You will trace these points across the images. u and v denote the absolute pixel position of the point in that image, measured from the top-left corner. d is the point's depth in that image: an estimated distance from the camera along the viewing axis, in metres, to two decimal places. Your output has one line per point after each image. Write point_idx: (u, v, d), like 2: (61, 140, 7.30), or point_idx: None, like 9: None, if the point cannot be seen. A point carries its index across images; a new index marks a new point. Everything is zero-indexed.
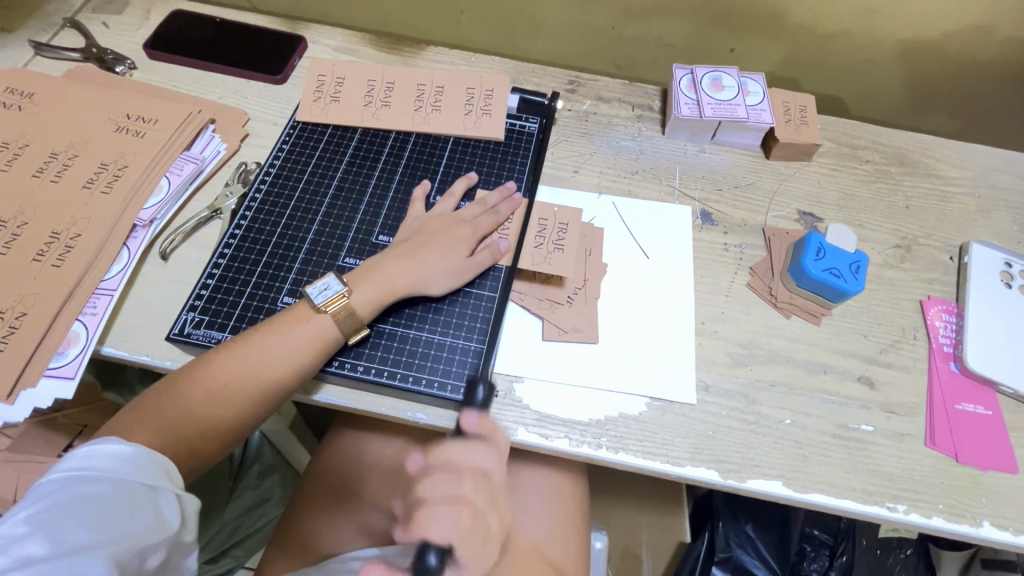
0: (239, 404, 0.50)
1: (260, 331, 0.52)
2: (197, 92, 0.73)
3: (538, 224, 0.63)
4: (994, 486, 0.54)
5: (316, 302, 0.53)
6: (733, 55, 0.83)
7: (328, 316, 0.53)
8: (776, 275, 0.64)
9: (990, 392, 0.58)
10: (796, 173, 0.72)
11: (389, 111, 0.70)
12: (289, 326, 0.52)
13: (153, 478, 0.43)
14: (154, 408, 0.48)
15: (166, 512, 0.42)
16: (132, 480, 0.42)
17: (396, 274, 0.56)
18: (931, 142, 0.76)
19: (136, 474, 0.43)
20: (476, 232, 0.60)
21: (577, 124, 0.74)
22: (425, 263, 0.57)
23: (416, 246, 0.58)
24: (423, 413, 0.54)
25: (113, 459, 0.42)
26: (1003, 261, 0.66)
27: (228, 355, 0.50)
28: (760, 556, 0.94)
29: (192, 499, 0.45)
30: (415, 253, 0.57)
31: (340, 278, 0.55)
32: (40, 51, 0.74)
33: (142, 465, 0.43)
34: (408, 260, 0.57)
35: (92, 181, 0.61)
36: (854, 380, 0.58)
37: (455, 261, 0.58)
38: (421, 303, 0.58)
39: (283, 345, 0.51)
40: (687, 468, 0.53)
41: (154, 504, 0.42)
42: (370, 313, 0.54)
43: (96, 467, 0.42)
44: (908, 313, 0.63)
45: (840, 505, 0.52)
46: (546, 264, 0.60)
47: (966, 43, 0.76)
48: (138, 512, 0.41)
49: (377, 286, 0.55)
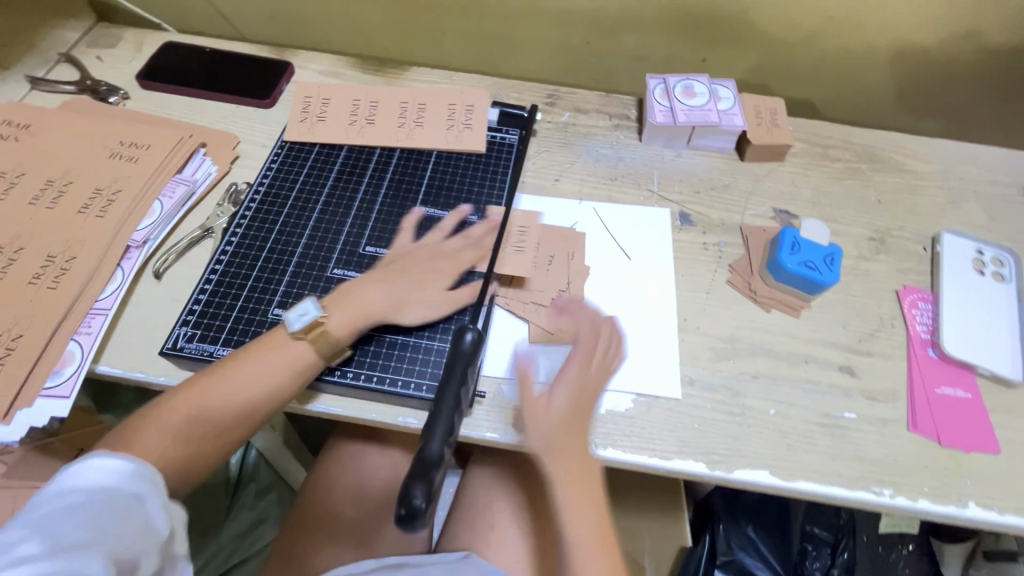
0: (220, 433, 0.51)
1: (239, 360, 0.53)
2: (188, 118, 0.75)
3: (517, 232, 0.65)
4: (978, 467, 0.55)
5: (294, 328, 0.54)
6: (705, 64, 0.86)
7: (306, 343, 0.54)
8: (754, 271, 0.65)
9: (969, 375, 0.60)
10: (770, 173, 0.74)
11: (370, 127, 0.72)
12: (268, 352, 0.53)
13: (141, 488, 0.44)
14: (130, 441, 0.48)
15: (156, 520, 0.43)
16: (121, 490, 0.43)
17: (371, 300, 0.57)
18: (900, 139, 0.79)
19: (125, 485, 0.43)
20: (458, 266, 0.61)
21: (557, 135, 0.77)
22: (401, 289, 0.58)
23: (392, 271, 0.59)
24: (413, 417, 0.55)
25: (102, 472, 0.43)
26: (975, 249, 0.68)
27: (202, 384, 0.51)
28: (763, 559, 0.94)
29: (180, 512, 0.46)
30: (391, 277, 0.58)
31: (317, 301, 0.56)
32: (36, 85, 0.77)
33: (130, 478, 0.44)
34: (384, 284, 0.58)
35: (87, 206, 0.63)
36: (835, 369, 0.60)
37: (433, 292, 0.59)
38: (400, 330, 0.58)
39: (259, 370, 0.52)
40: (674, 462, 0.54)
41: (143, 511, 0.43)
42: (350, 338, 0.55)
43: (86, 480, 0.43)
44: (885, 303, 0.64)
45: (826, 492, 0.53)
46: (525, 273, 0.62)
47: (925, 42, 0.79)
48: (129, 517, 0.42)
49: (352, 310, 0.56)
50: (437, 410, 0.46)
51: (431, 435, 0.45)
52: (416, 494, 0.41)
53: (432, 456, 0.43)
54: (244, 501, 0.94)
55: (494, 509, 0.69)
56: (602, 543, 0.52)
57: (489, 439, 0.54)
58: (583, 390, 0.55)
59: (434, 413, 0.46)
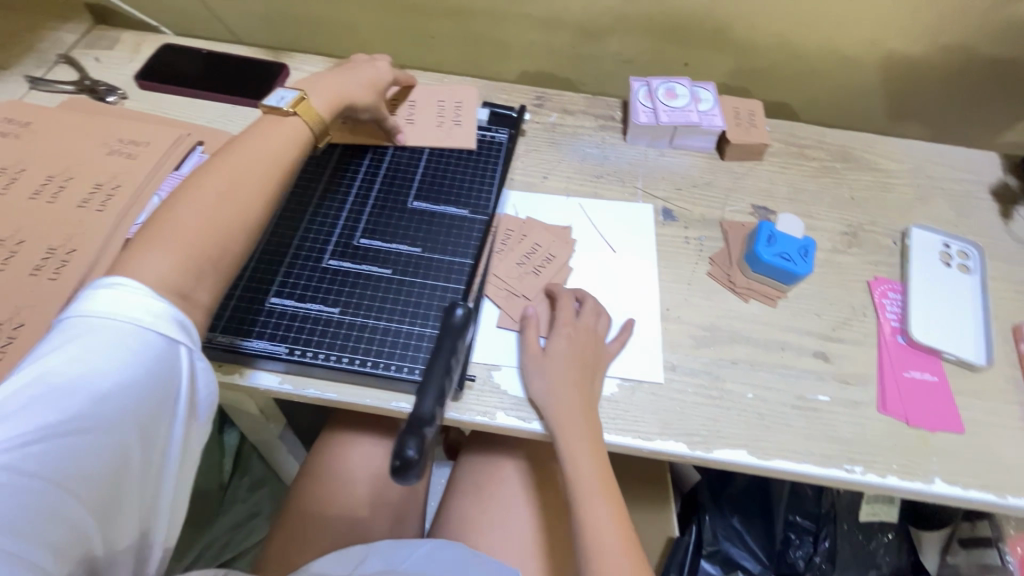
0: None
1: None
2: (186, 117, 0.77)
3: (530, 246, 0.67)
4: (943, 446, 0.58)
5: None
6: (687, 69, 0.89)
7: (298, 116, 0.57)
8: (733, 263, 0.68)
9: (935, 360, 0.63)
10: (749, 171, 0.78)
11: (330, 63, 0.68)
12: None
13: (173, 338, 0.42)
14: None
15: (182, 384, 0.42)
16: (147, 358, 0.40)
17: None
18: (871, 140, 0.82)
19: (149, 351, 0.40)
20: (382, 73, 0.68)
21: (544, 135, 0.80)
22: (352, 83, 0.64)
23: (341, 73, 0.65)
24: (406, 401, 0.57)
25: (139, 310, 0.41)
26: (942, 243, 0.71)
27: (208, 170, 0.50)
28: (748, 548, 0.98)
29: (209, 382, 0.44)
30: (344, 76, 0.64)
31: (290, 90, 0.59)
32: (35, 85, 0.78)
33: (153, 341, 0.41)
34: (345, 80, 0.64)
35: (87, 200, 0.64)
36: (810, 355, 0.62)
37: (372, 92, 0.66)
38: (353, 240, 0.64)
39: (263, 146, 0.53)
40: (657, 442, 0.56)
41: (171, 371, 0.41)
42: (328, 112, 0.60)
43: (112, 333, 0.39)
44: (857, 293, 0.68)
45: (801, 470, 0.55)
46: (518, 279, 0.65)
47: (892, 49, 0.83)
48: (156, 375, 0.40)
49: None
50: (427, 372, 0.48)
51: (425, 394, 0.46)
52: (409, 446, 0.42)
53: (424, 415, 0.45)
54: (237, 494, 0.95)
55: (485, 495, 0.71)
56: (617, 517, 0.53)
57: (478, 422, 0.56)
58: (584, 366, 0.57)
59: (426, 378, 0.47)
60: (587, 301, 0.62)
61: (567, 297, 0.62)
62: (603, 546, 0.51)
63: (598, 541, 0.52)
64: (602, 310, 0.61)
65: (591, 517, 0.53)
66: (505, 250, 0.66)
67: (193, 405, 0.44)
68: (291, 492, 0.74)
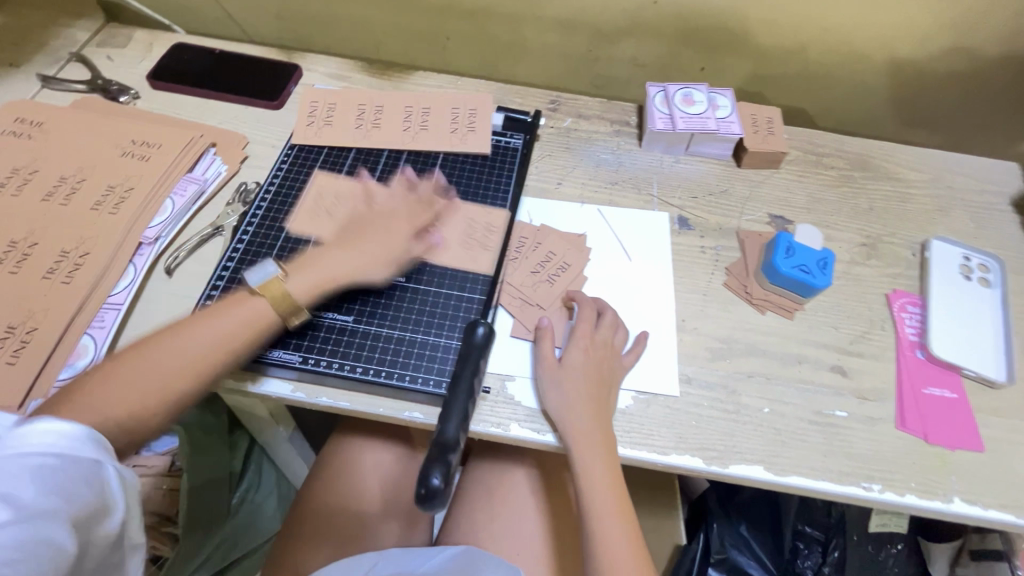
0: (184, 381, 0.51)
1: (203, 315, 0.53)
2: (198, 119, 0.77)
3: (546, 255, 0.67)
4: (963, 464, 0.57)
5: (252, 284, 0.56)
6: (704, 73, 0.88)
7: (265, 299, 0.55)
8: (750, 274, 0.67)
9: (955, 376, 0.62)
10: (766, 180, 0.77)
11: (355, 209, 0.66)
12: (227, 308, 0.54)
13: (96, 451, 0.44)
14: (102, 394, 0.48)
15: (111, 486, 0.43)
16: (79, 454, 0.42)
17: (338, 264, 0.59)
18: (891, 149, 0.81)
19: (82, 450, 0.43)
20: (412, 221, 0.64)
21: (559, 140, 0.79)
22: (362, 250, 0.60)
23: (355, 237, 0.61)
24: (419, 412, 0.57)
25: (57, 433, 0.42)
26: (962, 255, 0.70)
27: (177, 333, 0.52)
28: (755, 555, 0.96)
29: (129, 480, 0.46)
30: (354, 244, 0.60)
31: (277, 264, 0.57)
32: (47, 84, 0.78)
33: (85, 441, 0.43)
34: (348, 251, 0.60)
35: (100, 203, 0.64)
36: (827, 369, 0.62)
37: (393, 247, 0.61)
38: (372, 296, 0.61)
39: (226, 320, 0.53)
40: (672, 457, 0.56)
41: (101, 475, 0.43)
42: (308, 300, 0.57)
43: (37, 443, 0.41)
44: (875, 305, 0.67)
45: (818, 487, 0.55)
46: (533, 289, 0.64)
47: (913, 57, 0.82)
48: (83, 482, 0.41)
49: (317, 275, 0.57)
50: (451, 395, 0.51)
51: (449, 418, 0.50)
52: (434, 475, 0.45)
53: (449, 440, 0.48)
54: (247, 496, 0.94)
55: (495, 503, 0.70)
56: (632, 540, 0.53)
57: (492, 434, 0.56)
58: (602, 378, 0.57)
59: (450, 400, 0.51)
60: (607, 312, 0.61)
61: (588, 307, 0.61)
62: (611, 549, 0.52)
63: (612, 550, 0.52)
64: (620, 324, 0.61)
65: (607, 537, 0.53)
66: (516, 257, 0.66)
67: (122, 504, 0.44)
68: (300, 496, 0.73)
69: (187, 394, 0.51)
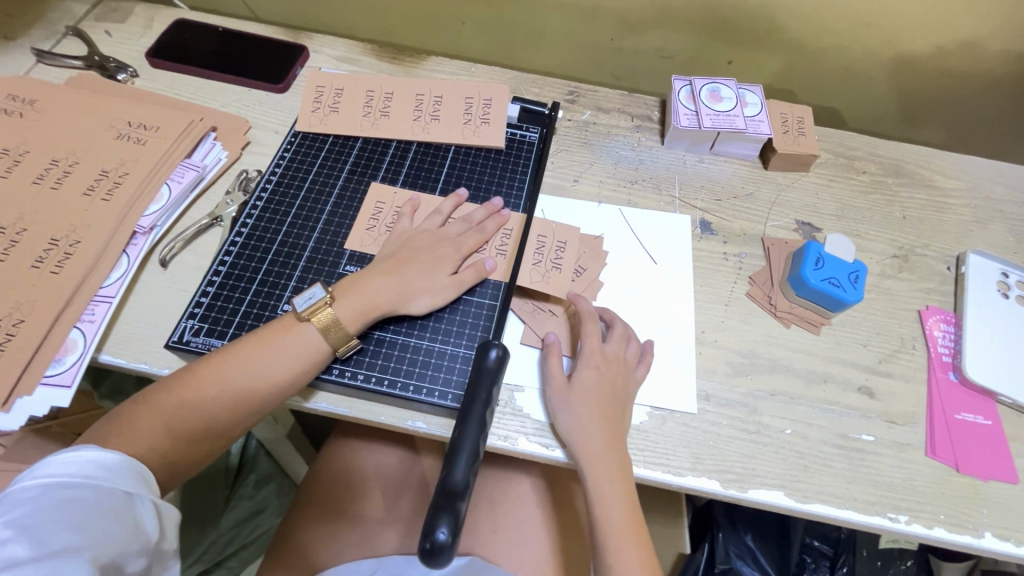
0: (218, 413, 0.50)
1: (247, 342, 0.52)
2: (199, 100, 0.73)
3: (554, 245, 0.63)
4: (995, 496, 0.54)
5: (300, 310, 0.53)
6: (731, 67, 0.83)
7: (312, 326, 0.53)
8: (775, 284, 0.64)
9: (989, 402, 0.59)
10: (794, 183, 0.73)
11: (403, 227, 0.62)
12: (277, 337, 0.52)
13: (133, 486, 0.43)
14: (134, 422, 0.47)
15: (145, 522, 0.42)
16: (112, 487, 0.42)
17: (381, 289, 0.55)
18: (927, 154, 0.77)
19: (116, 481, 0.42)
20: (460, 250, 0.60)
21: (577, 134, 0.75)
22: (409, 278, 0.56)
23: (402, 261, 0.58)
24: (423, 422, 0.54)
25: (93, 465, 0.42)
26: (1000, 271, 0.66)
27: (233, 358, 0.51)
28: (760, 567, 0.93)
29: (163, 518, 0.44)
30: (400, 269, 0.57)
31: (326, 287, 0.55)
32: (42, 58, 0.74)
33: (120, 473, 0.43)
34: (393, 274, 0.56)
35: (93, 188, 0.61)
36: (854, 390, 0.58)
37: (439, 279, 0.57)
38: (407, 320, 0.57)
39: (281, 354, 0.51)
40: (688, 478, 0.53)
41: (134, 512, 0.42)
42: (358, 325, 0.54)
43: (75, 473, 0.41)
44: (906, 322, 0.63)
45: (840, 515, 0.52)
46: (543, 282, 0.60)
47: (956, 58, 0.77)
48: (119, 517, 0.41)
49: (363, 300, 0.54)
50: (461, 430, 0.46)
51: (457, 458, 0.45)
52: (440, 528, 0.41)
53: (456, 486, 0.43)
54: (243, 492, 0.93)
55: (498, 514, 0.67)
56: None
57: (499, 447, 0.53)
58: (615, 398, 0.53)
59: (458, 437, 0.46)
60: (616, 325, 0.58)
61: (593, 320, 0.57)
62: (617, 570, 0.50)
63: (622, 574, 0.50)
64: (631, 335, 0.58)
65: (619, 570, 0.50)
66: (521, 245, 0.61)
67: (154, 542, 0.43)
68: (297, 497, 0.71)
69: (224, 424, 0.50)
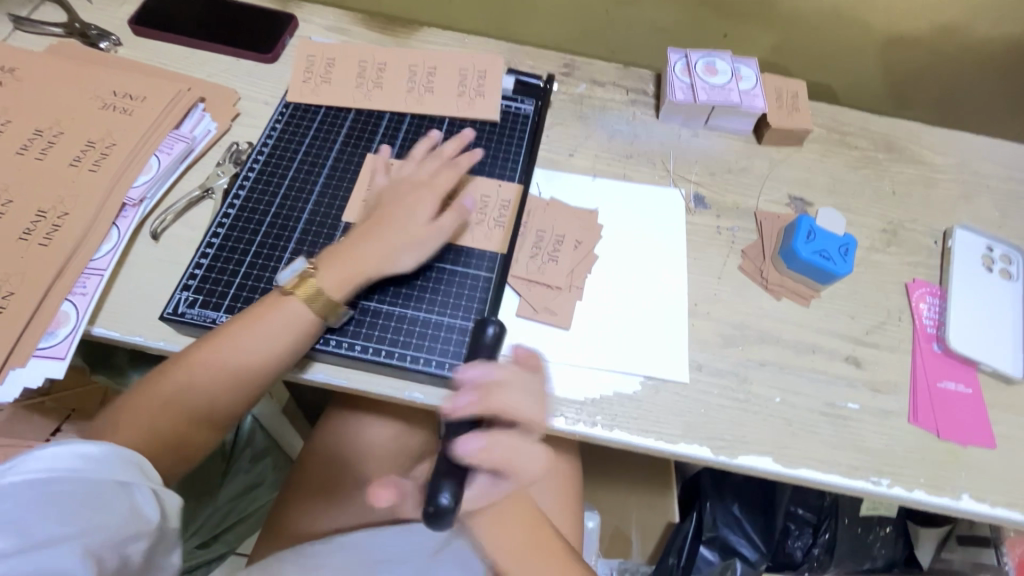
0: (213, 396, 0.52)
1: (231, 323, 0.52)
2: (185, 70, 0.71)
3: (543, 234, 0.63)
4: (973, 460, 0.56)
5: (282, 286, 0.54)
6: (727, 41, 0.83)
7: (297, 298, 0.53)
8: (767, 258, 0.65)
9: (970, 370, 0.61)
10: (787, 158, 0.73)
11: (403, 198, 0.62)
12: (260, 316, 0.52)
13: (128, 475, 0.43)
14: (134, 409, 0.50)
15: (144, 508, 0.43)
16: (105, 478, 0.41)
17: (367, 258, 0.56)
18: (918, 129, 0.77)
19: (108, 471, 0.42)
20: (463, 219, 0.60)
21: (572, 108, 0.74)
22: (387, 236, 0.57)
23: (404, 230, 0.58)
24: (420, 392, 0.54)
25: (82, 458, 0.41)
26: (985, 246, 0.68)
27: (219, 335, 0.51)
28: (746, 534, 0.96)
29: (158, 503, 0.44)
30: (405, 240, 0.57)
31: (306, 261, 0.56)
32: (20, 25, 0.71)
33: (110, 462, 0.42)
34: (396, 245, 0.57)
35: (80, 159, 0.60)
36: (841, 360, 0.60)
37: (417, 231, 0.58)
38: (390, 287, 0.57)
39: (265, 333, 0.51)
40: (679, 445, 0.54)
41: (131, 501, 0.42)
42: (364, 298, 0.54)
43: (64, 467, 0.40)
44: (893, 295, 0.64)
45: (826, 480, 0.54)
46: (540, 274, 0.60)
47: (948, 32, 0.77)
48: (115, 507, 0.40)
49: (345, 269, 0.55)
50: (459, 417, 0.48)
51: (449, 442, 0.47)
52: (442, 494, 0.44)
53: (459, 459, 0.46)
54: (239, 466, 0.96)
55: None
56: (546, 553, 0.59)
57: None
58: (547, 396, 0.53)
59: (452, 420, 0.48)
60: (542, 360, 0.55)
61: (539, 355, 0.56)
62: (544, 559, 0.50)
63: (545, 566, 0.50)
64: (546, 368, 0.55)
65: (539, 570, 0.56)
66: (517, 217, 0.62)
67: (152, 528, 0.43)
68: (296, 470, 0.72)
69: (221, 405, 0.52)
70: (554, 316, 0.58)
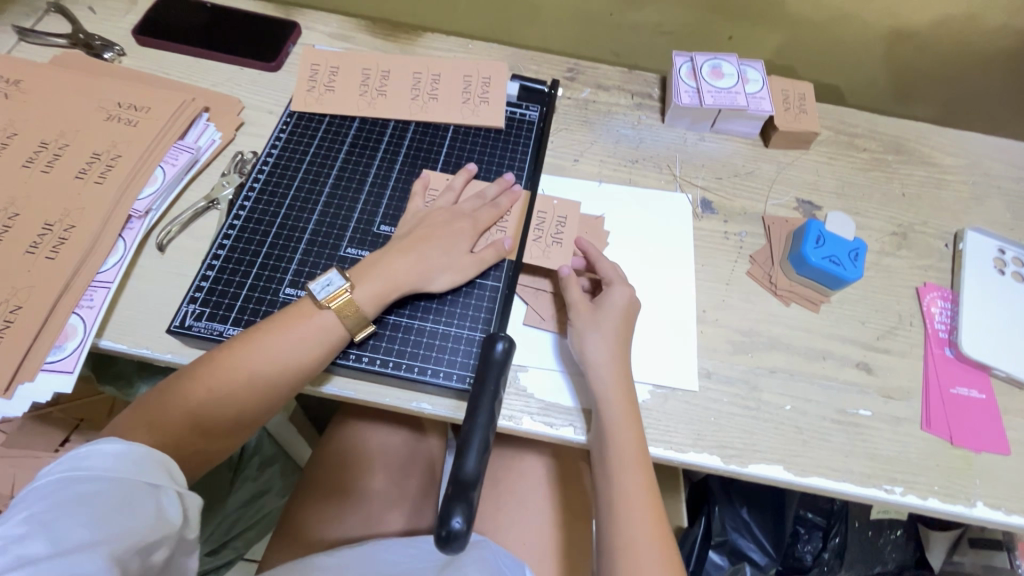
0: (241, 404, 0.50)
1: (263, 329, 0.51)
2: (189, 80, 0.71)
3: (539, 217, 0.62)
4: (988, 467, 0.55)
5: (319, 298, 0.53)
6: (732, 42, 0.82)
7: (332, 312, 0.52)
8: (775, 263, 0.64)
9: (983, 375, 0.60)
10: (795, 161, 0.72)
11: (414, 207, 0.61)
12: (292, 324, 0.51)
13: (155, 477, 0.42)
14: (160, 407, 0.48)
15: (168, 511, 0.42)
16: (132, 479, 0.41)
17: (400, 272, 0.55)
18: (927, 130, 0.77)
19: (135, 472, 0.42)
20: (476, 225, 0.60)
21: (577, 113, 0.74)
22: (426, 256, 0.56)
23: (418, 239, 0.57)
24: (428, 404, 0.54)
25: (111, 458, 0.41)
26: (997, 248, 0.67)
27: (249, 343, 0.50)
28: (755, 538, 0.95)
29: (182, 505, 0.43)
30: (417, 248, 0.57)
31: (342, 272, 0.55)
32: (24, 37, 0.72)
33: (140, 464, 0.42)
34: (410, 254, 0.56)
35: (86, 171, 0.60)
36: (852, 366, 0.59)
37: (458, 256, 0.57)
38: (423, 300, 0.57)
39: (297, 340, 0.51)
40: (689, 454, 0.54)
41: (156, 503, 0.41)
42: (373, 308, 0.54)
43: (95, 467, 0.41)
44: (904, 300, 0.64)
45: (839, 488, 0.53)
46: (544, 258, 0.59)
47: (957, 32, 0.76)
48: (140, 510, 0.40)
49: (381, 284, 0.54)
50: (470, 423, 0.44)
51: (466, 450, 0.43)
52: (454, 517, 0.39)
53: (468, 475, 0.41)
54: (247, 473, 0.94)
55: (501, 491, 0.68)
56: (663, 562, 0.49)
57: (504, 427, 0.53)
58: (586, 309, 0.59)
59: (468, 427, 0.44)
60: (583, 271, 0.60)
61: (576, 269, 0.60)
62: (637, 542, 0.49)
63: (638, 553, 0.48)
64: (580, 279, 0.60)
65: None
66: (523, 222, 0.61)
67: (176, 529, 0.42)
68: (303, 478, 0.72)
69: (244, 414, 0.50)
70: (596, 310, 0.55)
